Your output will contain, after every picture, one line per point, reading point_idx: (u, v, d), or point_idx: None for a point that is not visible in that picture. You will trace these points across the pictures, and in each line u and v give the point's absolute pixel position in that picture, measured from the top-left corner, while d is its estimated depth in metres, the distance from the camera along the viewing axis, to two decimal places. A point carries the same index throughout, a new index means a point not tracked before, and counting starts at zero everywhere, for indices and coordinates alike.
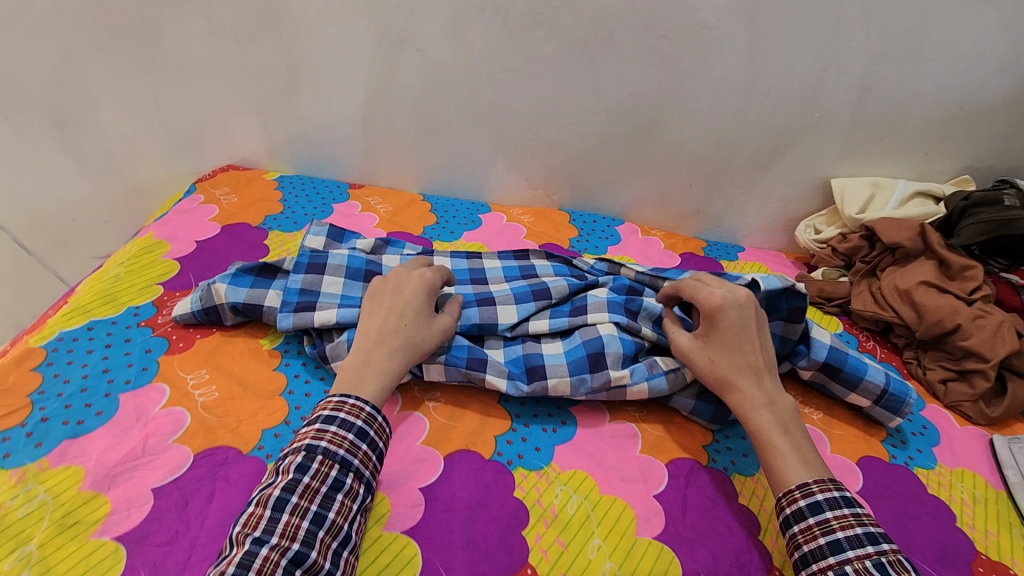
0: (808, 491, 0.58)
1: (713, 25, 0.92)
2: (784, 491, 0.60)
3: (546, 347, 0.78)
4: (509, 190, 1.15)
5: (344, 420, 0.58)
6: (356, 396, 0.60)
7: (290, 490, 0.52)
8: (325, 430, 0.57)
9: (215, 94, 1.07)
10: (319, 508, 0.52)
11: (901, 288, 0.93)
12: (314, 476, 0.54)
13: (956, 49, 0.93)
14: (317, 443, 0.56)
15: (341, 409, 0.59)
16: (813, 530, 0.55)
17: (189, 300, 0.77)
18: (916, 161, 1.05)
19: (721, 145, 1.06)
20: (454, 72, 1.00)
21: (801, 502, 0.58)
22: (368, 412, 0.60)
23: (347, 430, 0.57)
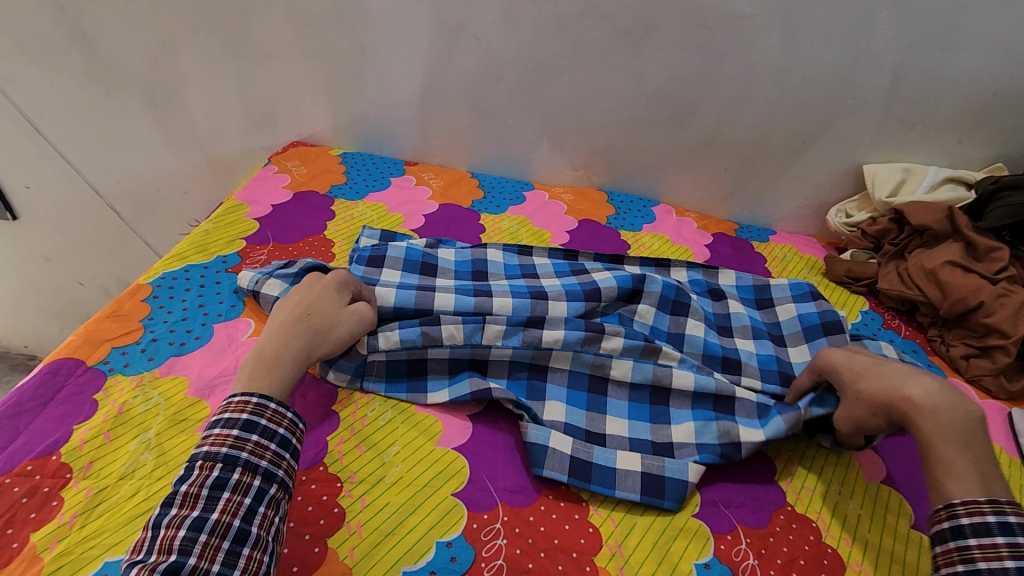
0: (986, 511, 0.51)
1: (750, 14, 0.98)
2: (931, 513, 0.55)
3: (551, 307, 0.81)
4: (552, 170, 1.23)
5: (227, 422, 0.56)
6: (261, 396, 0.58)
7: (170, 502, 0.51)
8: (207, 436, 0.55)
9: (289, 77, 1.18)
10: (200, 512, 0.50)
11: (927, 268, 0.96)
12: (193, 482, 0.52)
13: (990, 38, 0.96)
14: (199, 450, 0.54)
15: (224, 411, 0.57)
16: (952, 555, 0.51)
17: (251, 275, 0.82)
18: (950, 148, 1.08)
19: (755, 131, 1.11)
20: (504, 57, 1.08)
21: (965, 522, 0.52)
22: (256, 403, 0.57)
23: (229, 427, 0.55)
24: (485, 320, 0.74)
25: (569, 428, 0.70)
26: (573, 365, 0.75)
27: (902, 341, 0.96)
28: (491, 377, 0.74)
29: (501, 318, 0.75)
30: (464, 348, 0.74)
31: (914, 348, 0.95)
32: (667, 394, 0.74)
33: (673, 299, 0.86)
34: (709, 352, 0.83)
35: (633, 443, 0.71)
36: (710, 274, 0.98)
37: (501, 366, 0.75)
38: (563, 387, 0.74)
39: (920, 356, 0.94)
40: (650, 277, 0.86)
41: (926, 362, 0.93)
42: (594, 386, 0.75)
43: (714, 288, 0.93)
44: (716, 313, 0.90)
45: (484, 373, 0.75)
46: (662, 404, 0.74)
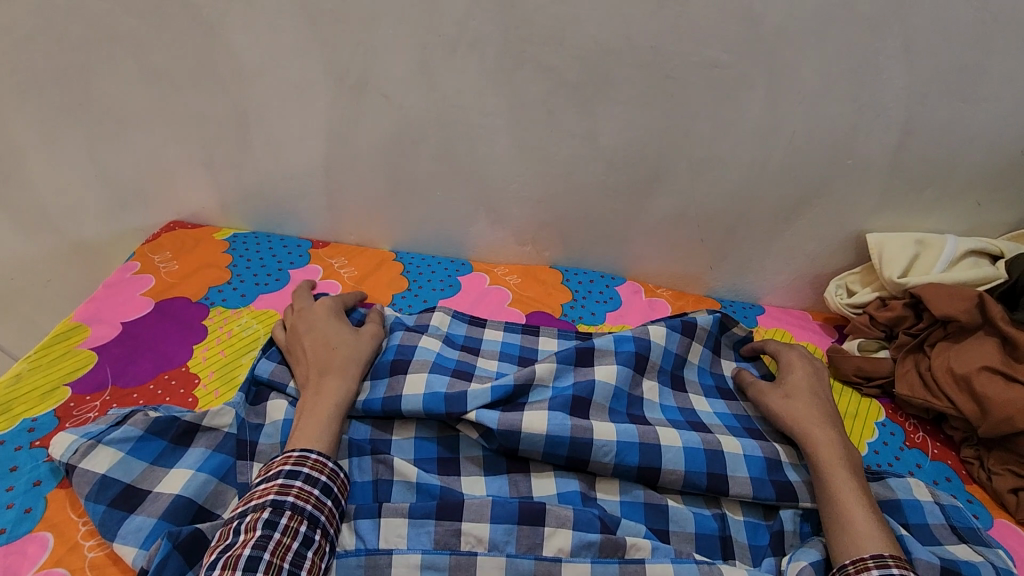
0: (884, 563, 0.55)
1: (726, 62, 0.78)
2: (852, 558, 0.57)
3: (467, 525, 0.60)
4: (494, 246, 1.01)
5: (310, 474, 0.56)
6: (302, 448, 0.58)
7: (262, 548, 0.50)
8: (291, 484, 0.55)
9: (156, 145, 0.93)
10: (291, 567, 0.50)
11: (957, 372, 0.77)
12: (286, 532, 0.51)
13: (1018, 87, 0.77)
14: (283, 498, 0.53)
15: (305, 463, 0.57)
16: None
17: (70, 438, 0.60)
18: (967, 212, 0.90)
19: (736, 196, 0.91)
20: (423, 118, 0.86)
21: (875, 571, 0.54)
22: (333, 467, 0.58)
23: (313, 484, 0.56)
24: (382, 507, 0.60)
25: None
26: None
27: (931, 465, 0.77)
28: None
29: (401, 508, 0.61)
30: (354, 559, 0.57)
31: (947, 476, 0.76)
32: None
33: (640, 466, 0.65)
34: (701, 533, 0.64)
35: None
36: (682, 398, 0.78)
37: None
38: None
39: (957, 489, 0.75)
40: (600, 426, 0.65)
41: (965, 497, 0.74)
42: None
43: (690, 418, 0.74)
44: (708, 450, 0.67)
45: None
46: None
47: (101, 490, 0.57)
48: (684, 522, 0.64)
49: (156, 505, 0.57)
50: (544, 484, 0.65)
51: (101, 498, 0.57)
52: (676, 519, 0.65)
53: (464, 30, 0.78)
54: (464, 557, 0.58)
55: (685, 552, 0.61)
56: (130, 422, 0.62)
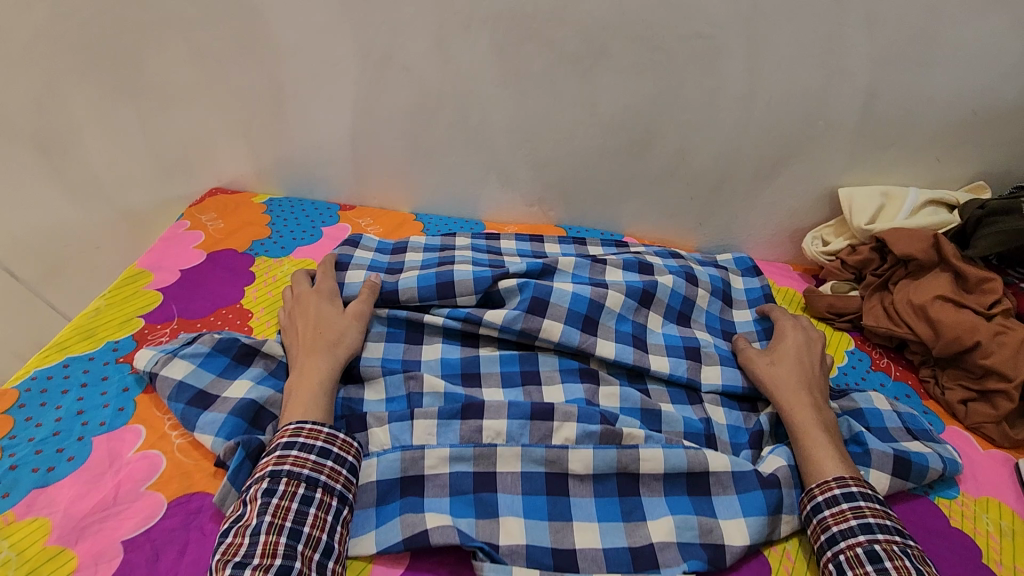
0: (844, 483, 0.63)
1: (709, 33, 0.89)
2: (818, 483, 0.65)
3: (488, 420, 0.69)
4: (504, 208, 1.12)
5: (304, 443, 0.60)
6: (297, 420, 0.62)
7: (264, 511, 0.55)
8: (286, 453, 0.59)
9: (201, 118, 1.04)
10: (293, 524, 0.54)
11: (915, 304, 0.88)
12: (283, 496, 0.56)
13: (967, 51, 0.88)
14: (280, 467, 0.57)
15: (299, 434, 0.60)
16: (844, 514, 0.61)
17: (151, 354, 0.70)
18: (928, 168, 1.00)
19: (721, 157, 1.02)
20: (441, 89, 0.97)
21: (837, 491, 0.63)
22: (329, 432, 0.61)
23: (308, 450, 0.59)
24: (414, 413, 0.70)
25: (530, 552, 0.62)
26: (524, 464, 0.66)
27: (893, 384, 0.88)
28: (428, 501, 0.64)
29: (432, 412, 0.70)
30: (392, 455, 0.66)
31: (907, 392, 0.87)
32: (637, 482, 0.67)
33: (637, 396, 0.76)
34: (689, 431, 0.74)
35: (609, 556, 0.62)
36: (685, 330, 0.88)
37: (440, 479, 0.65)
38: (517, 497, 0.65)
39: (915, 402, 0.86)
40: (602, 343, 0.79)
41: (921, 409, 0.85)
42: (552, 485, 0.66)
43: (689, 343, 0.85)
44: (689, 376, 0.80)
45: (421, 493, 0.65)
46: (633, 495, 0.66)
47: (179, 392, 0.68)
48: (675, 425, 0.74)
49: (225, 404, 0.67)
50: (554, 392, 0.76)
51: (181, 398, 0.67)
52: (668, 421, 0.75)
53: (478, 8, 0.88)
54: (486, 449, 0.67)
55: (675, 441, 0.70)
56: (199, 341, 0.73)
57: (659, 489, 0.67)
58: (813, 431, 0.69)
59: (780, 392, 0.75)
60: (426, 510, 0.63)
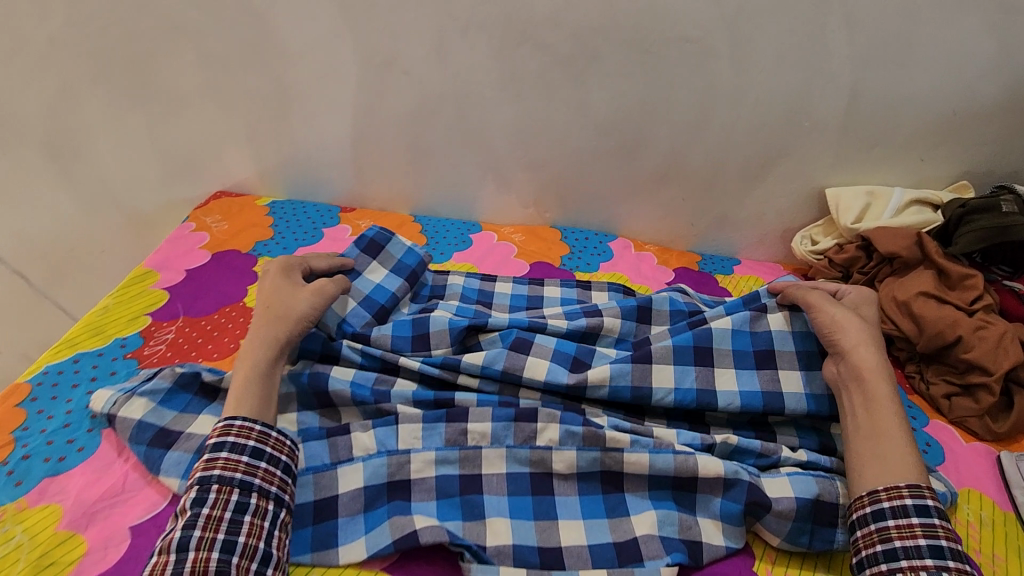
0: (919, 494, 0.58)
1: (697, 37, 0.91)
2: (886, 486, 0.60)
3: (472, 421, 0.67)
4: (500, 208, 1.15)
5: (235, 444, 0.58)
6: (228, 416, 0.61)
7: (192, 526, 0.53)
8: (218, 458, 0.57)
9: (206, 121, 1.07)
10: (227, 536, 0.53)
11: (900, 300, 0.90)
12: (215, 505, 0.55)
13: (947, 52, 0.91)
14: (209, 473, 0.56)
15: (229, 434, 0.59)
16: (914, 530, 0.57)
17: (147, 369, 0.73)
18: (913, 167, 1.03)
19: (711, 157, 1.05)
20: (438, 92, 1.00)
21: (908, 501, 0.58)
22: (260, 429, 0.60)
23: (240, 453, 0.58)
24: (396, 419, 0.68)
25: (518, 552, 0.62)
26: (509, 466, 0.66)
27: None
28: (417, 504, 0.64)
29: (416, 416, 0.68)
30: (378, 461, 0.66)
31: None
32: (620, 480, 0.67)
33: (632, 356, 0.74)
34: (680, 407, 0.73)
35: (595, 552, 0.63)
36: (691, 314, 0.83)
37: (426, 483, 0.65)
38: (503, 497, 0.65)
39: (900, 397, 0.88)
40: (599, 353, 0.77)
41: (906, 404, 0.87)
42: (537, 485, 0.66)
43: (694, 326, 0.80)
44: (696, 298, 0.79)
45: (408, 498, 0.65)
46: (616, 492, 0.67)
47: (170, 399, 0.69)
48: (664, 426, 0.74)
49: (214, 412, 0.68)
50: (537, 368, 0.72)
51: (141, 440, 0.65)
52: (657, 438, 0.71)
53: (473, 14, 0.92)
54: (471, 452, 0.66)
55: (664, 443, 0.68)
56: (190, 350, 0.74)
57: (643, 487, 0.67)
58: (885, 420, 0.64)
59: (852, 359, 0.69)
60: (414, 514, 0.63)
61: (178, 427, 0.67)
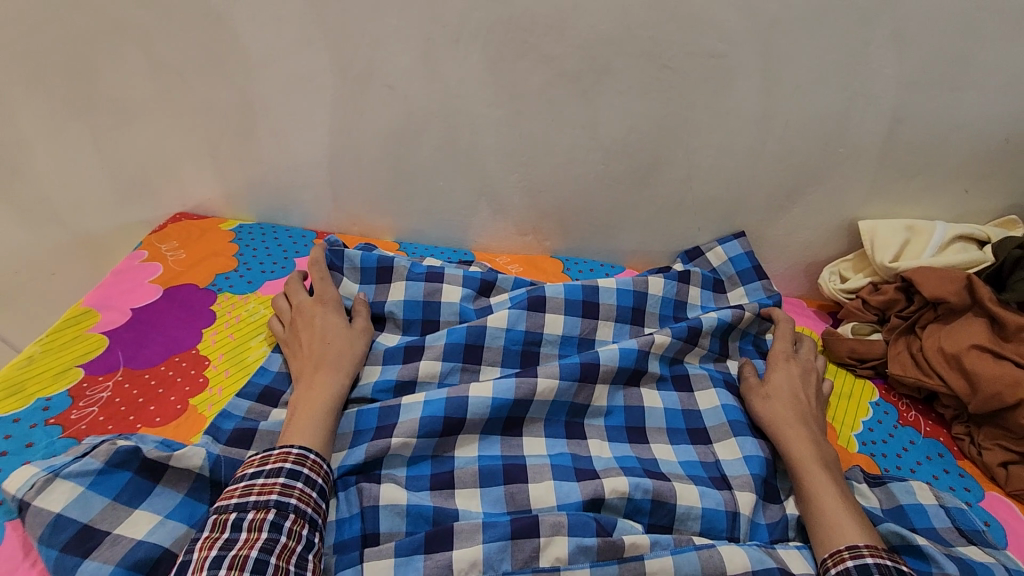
0: (858, 553, 0.58)
1: (721, 52, 0.81)
2: (830, 552, 0.60)
3: (459, 551, 0.58)
4: (495, 236, 1.04)
5: (308, 477, 0.58)
6: (301, 447, 0.60)
7: (268, 551, 0.51)
8: (292, 485, 0.57)
9: (162, 136, 0.95)
10: (297, 569, 0.52)
11: (948, 353, 0.80)
12: (291, 535, 0.53)
13: (1003, 74, 0.80)
14: (287, 500, 0.55)
15: (304, 466, 0.59)
16: (843, 557, 0.58)
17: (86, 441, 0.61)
18: (955, 199, 0.93)
19: (731, 186, 0.94)
20: (426, 108, 0.88)
21: (849, 563, 0.58)
22: (328, 469, 0.61)
23: (311, 486, 0.58)
24: (363, 557, 0.59)
25: None
26: None
27: (924, 442, 0.80)
28: None
29: (387, 548, 0.59)
30: None
31: (939, 452, 0.79)
32: None
33: (626, 427, 0.75)
34: (691, 474, 0.71)
35: None
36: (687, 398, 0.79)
37: None
38: None
39: (949, 465, 0.77)
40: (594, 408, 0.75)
41: (956, 473, 0.77)
42: None
43: (693, 425, 0.77)
44: (640, 351, 0.77)
45: None
46: None
47: (101, 482, 0.58)
48: (692, 511, 0.65)
49: (161, 507, 0.59)
50: (536, 444, 0.71)
51: (54, 541, 0.53)
52: (683, 518, 0.65)
53: (467, 20, 0.80)
54: None
55: (684, 541, 0.62)
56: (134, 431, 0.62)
57: None
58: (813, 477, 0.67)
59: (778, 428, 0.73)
60: None
61: (104, 525, 0.56)
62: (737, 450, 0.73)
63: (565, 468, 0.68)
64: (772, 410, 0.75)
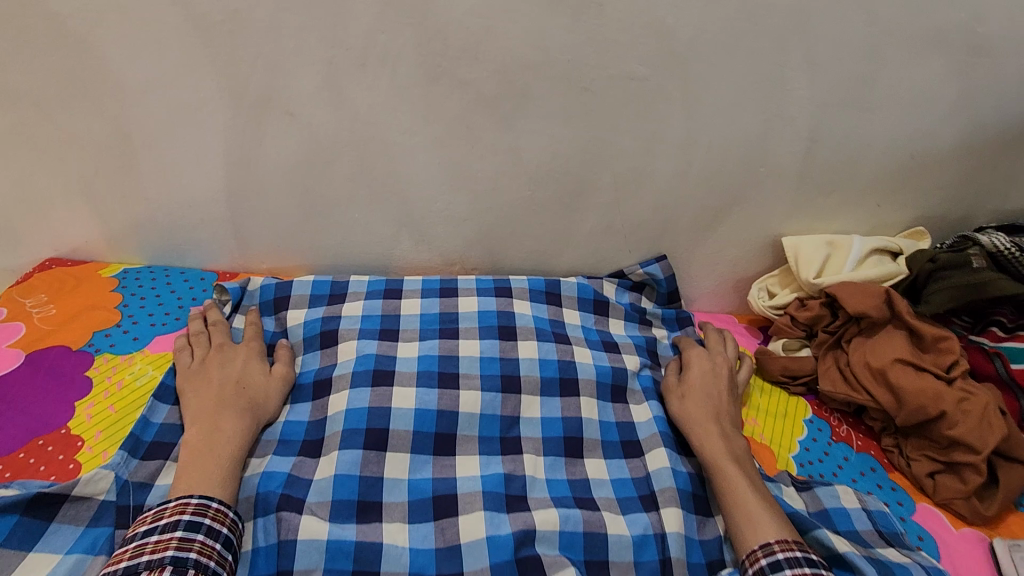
0: (770, 550, 0.59)
1: (642, 75, 0.78)
2: (746, 552, 0.60)
3: None
4: (419, 268, 0.97)
5: (211, 527, 0.55)
6: (202, 495, 0.57)
7: None
8: (190, 539, 0.53)
9: (23, 173, 0.82)
10: None
11: (874, 368, 0.81)
12: None
13: (906, 96, 0.83)
14: (184, 555, 0.52)
15: (206, 515, 0.56)
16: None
17: None
18: (869, 213, 0.95)
19: (658, 208, 0.92)
20: (334, 137, 0.81)
21: (762, 561, 0.58)
22: (235, 516, 0.58)
23: (213, 537, 0.55)
24: None
25: None
26: None
27: (856, 457, 0.81)
28: None
29: None
30: None
31: (871, 466, 0.80)
32: None
33: (563, 438, 0.74)
34: (622, 497, 0.69)
35: None
36: (621, 411, 0.79)
37: None
38: None
39: (880, 478, 0.79)
40: (525, 419, 0.75)
41: (888, 486, 0.78)
42: None
43: (626, 438, 0.76)
44: (561, 361, 0.81)
45: None
46: None
47: None
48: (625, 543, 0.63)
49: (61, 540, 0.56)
50: (469, 463, 0.69)
51: None
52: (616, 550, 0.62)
53: (374, 44, 0.73)
54: None
55: None
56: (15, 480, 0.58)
57: None
58: (729, 473, 0.67)
59: (694, 426, 0.74)
60: None
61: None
62: (665, 459, 0.71)
63: (496, 495, 0.65)
64: (685, 408, 0.76)
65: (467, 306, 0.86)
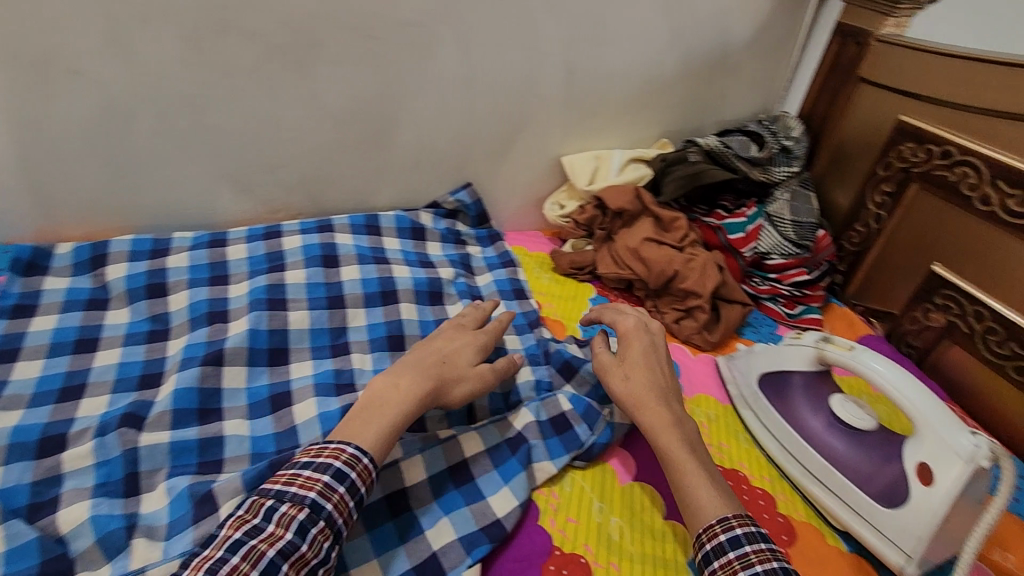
0: (728, 525, 0.59)
1: (416, 21, 0.91)
2: (704, 526, 0.60)
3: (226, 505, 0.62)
4: (243, 219, 1.03)
5: (355, 480, 0.58)
6: (354, 445, 0.60)
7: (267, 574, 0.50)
8: (331, 491, 0.57)
9: None
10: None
11: (631, 248, 1.04)
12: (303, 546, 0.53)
13: (633, 31, 1.04)
14: (322, 504, 0.56)
15: (355, 470, 0.59)
16: (732, 565, 0.55)
17: None
18: (627, 131, 1.18)
19: (456, 140, 1.07)
20: (127, 93, 0.84)
21: (722, 537, 0.58)
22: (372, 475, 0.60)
23: (353, 494, 0.58)
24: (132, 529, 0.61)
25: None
26: None
27: None
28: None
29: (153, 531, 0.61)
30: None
31: None
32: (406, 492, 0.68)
33: (386, 337, 0.87)
34: None
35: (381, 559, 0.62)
36: (438, 309, 0.94)
37: None
38: None
39: None
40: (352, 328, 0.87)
41: None
42: None
43: None
44: (382, 278, 0.93)
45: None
46: (406, 511, 0.66)
47: None
48: None
49: None
50: (302, 367, 0.80)
51: None
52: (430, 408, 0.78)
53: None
54: None
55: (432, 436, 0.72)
56: None
57: (427, 493, 0.68)
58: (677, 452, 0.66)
59: (642, 412, 0.70)
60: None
61: None
62: None
63: (326, 385, 0.77)
64: (633, 390, 0.73)
65: (291, 245, 0.94)
